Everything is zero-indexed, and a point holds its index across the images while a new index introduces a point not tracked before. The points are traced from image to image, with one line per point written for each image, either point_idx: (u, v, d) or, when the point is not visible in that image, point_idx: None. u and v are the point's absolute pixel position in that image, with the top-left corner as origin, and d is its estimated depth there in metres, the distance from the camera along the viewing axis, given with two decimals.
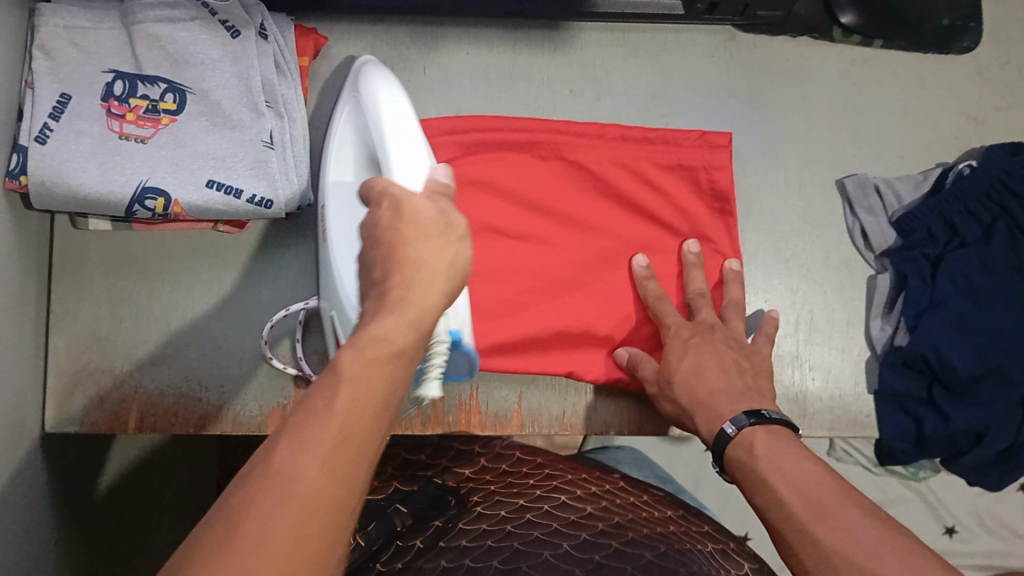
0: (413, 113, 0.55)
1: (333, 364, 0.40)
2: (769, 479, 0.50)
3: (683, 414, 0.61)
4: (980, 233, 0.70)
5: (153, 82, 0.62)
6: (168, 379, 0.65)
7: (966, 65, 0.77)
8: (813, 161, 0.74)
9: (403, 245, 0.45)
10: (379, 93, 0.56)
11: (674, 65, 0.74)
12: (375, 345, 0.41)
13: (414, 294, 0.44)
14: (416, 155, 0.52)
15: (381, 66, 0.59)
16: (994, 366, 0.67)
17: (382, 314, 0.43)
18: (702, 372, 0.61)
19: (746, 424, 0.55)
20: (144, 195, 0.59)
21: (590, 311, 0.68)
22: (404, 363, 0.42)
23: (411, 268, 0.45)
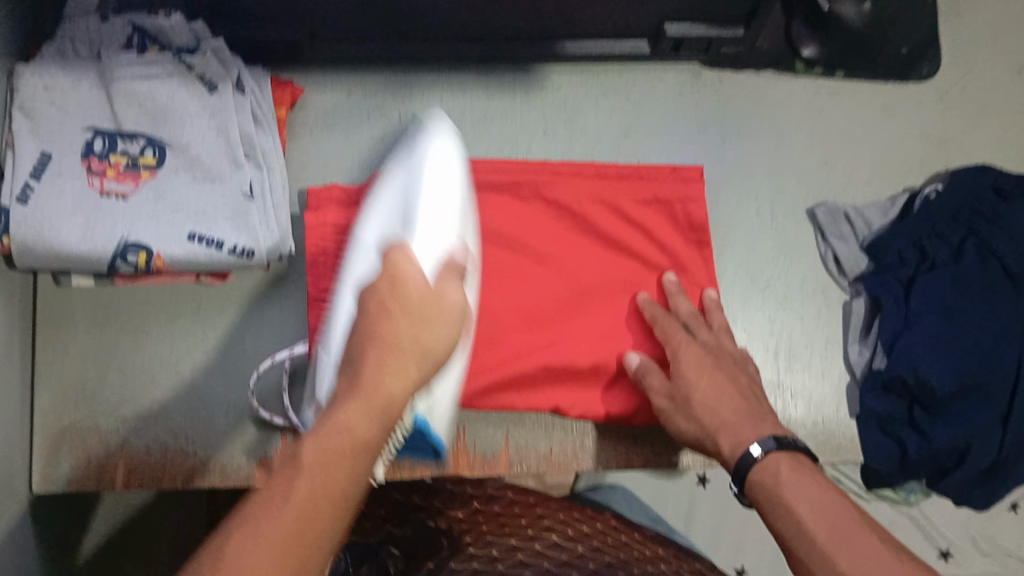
0: (456, 187, 0.63)
1: (296, 454, 0.44)
2: (794, 506, 0.51)
3: (702, 435, 0.60)
4: (950, 254, 0.72)
5: (133, 138, 0.62)
6: (154, 434, 0.64)
7: (928, 91, 0.80)
8: (785, 191, 0.76)
9: (393, 321, 0.51)
10: (433, 161, 0.64)
11: (644, 103, 0.76)
12: (331, 436, 0.44)
13: (385, 377, 0.48)
14: (441, 228, 0.60)
15: (442, 131, 0.67)
16: (971, 382, 0.67)
17: (347, 400, 0.47)
18: (722, 396, 0.61)
19: (772, 449, 0.54)
20: (126, 250, 0.60)
21: (576, 346, 0.69)
22: (360, 452, 0.45)
23: (391, 346, 0.50)
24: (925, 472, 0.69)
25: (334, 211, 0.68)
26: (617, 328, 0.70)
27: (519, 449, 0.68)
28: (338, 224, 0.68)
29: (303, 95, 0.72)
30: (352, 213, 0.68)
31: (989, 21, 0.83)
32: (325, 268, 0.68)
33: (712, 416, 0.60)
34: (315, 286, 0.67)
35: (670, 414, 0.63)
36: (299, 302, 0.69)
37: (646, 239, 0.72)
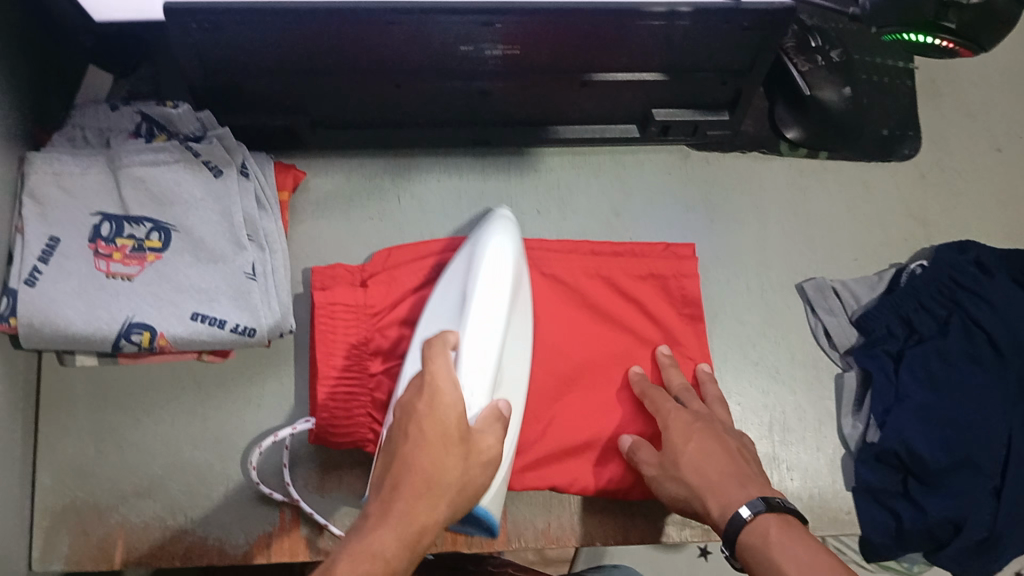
0: (503, 300, 0.60)
1: (330, 567, 0.46)
2: (785, 568, 0.51)
3: (690, 496, 0.60)
4: (936, 329, 0.74)
5: (139, 222, 0.65)
6: (153, 511, 0.65)
7: (909, 170, 0.82)
8: (774, 267, 0.78)
9: (439, 463, 0.51)
10: (483, 259, 0.62)
11: (635, 184, 0.78)
12: (363, 553, 0.47)
13: (417, 509, 0.49)
14: (490, 311, 0.59)
15: (502, 227, 0.65)
16: (962, 457, 0.68)
17: (381, 519, 0.49)
18: (709, 457, 0.61)
19: (761, 510, 0.55)
20: (130, 330, 0.62)
21: (571, 420, 0.70)
22: (390, 570, 0.47)
23: (427, 478, 0.50)
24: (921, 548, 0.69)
25: (338, 287, 0.68)
26: (609, 402, 0.71)
27: (517, 524, 0.68)
28: (348, 301, 0.68)
29: (305, 179, 0.74)
30: (361, 292, 0.69)
31: (964, 102, 0.86)
32: (338, 349, 0.67)
33: (700, 477, 0.60)
34: (324, 365, 0.66)
35: (660, 479, 0.62)
36: (300, 379, 0.70)
37: (639, 314, 0.74)
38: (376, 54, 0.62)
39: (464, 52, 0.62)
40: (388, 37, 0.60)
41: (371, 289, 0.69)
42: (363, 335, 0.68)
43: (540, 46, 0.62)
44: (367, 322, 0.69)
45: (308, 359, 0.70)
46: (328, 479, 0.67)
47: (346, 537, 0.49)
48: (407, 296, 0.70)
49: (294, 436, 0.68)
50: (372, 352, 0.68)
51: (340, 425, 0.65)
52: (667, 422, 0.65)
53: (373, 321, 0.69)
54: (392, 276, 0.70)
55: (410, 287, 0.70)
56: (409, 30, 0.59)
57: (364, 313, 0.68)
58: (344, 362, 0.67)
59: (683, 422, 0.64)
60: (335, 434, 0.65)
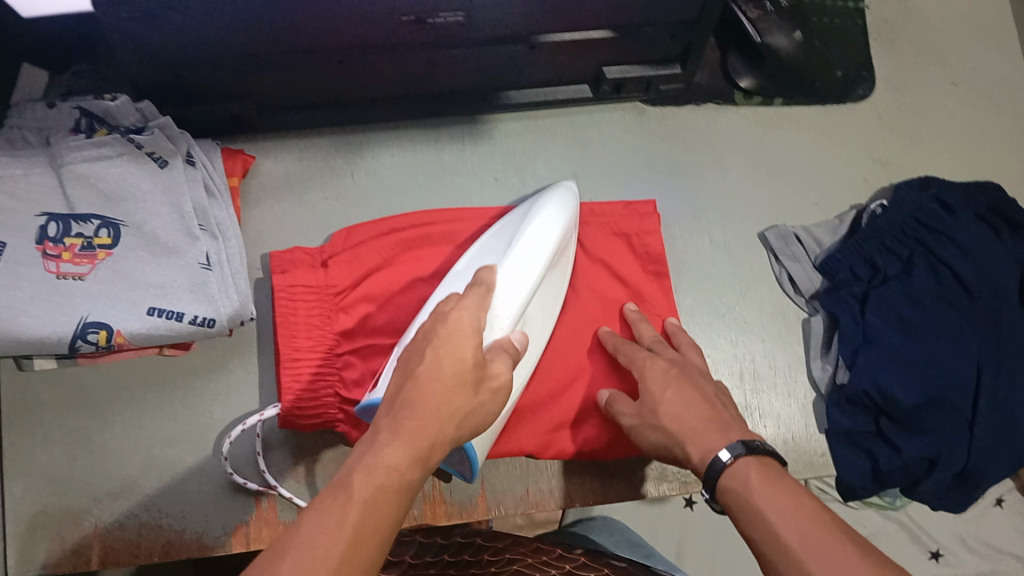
0: (547, 252, 0.61)
1: (345, 479, 0.41)
2: (762, 509, 0.50)
3: (670, 442, 0.59)
4: (901, 268, 0.74)
5: (87, 220, 0.63)
6: (127, 511, 0.64)
7: (865, 111, 0.82)
8: (736, 218, 0.77)
9: (454, 391, 0.47)
10: (538, 216, 0.63)
11: (592, 144, 0.77)
12: (376, 471, 0.42)
13: (434, 425, 0.45)
14: (530, 260, 0.60)
15: (561, 195, 0.65)
16: (934, 393, 0.68)
17: (392, 431, 0.44)
18: (684, 404, 0.60)
19: (740, 454, 0.54)
20: (86, 330, 0.60)
21: (544, 382, 0.69)
22: (404, 491, 0.42)
23: (442, 395, 0.46)
24: (899, 484, 0.69)
25: (298, 271, 0.67)
26: (580, 364, 0.70)
27: (495, 493, 0.68)
28: (308, 282, 0.66)
29: (256, 163, 0.73)
30: (321, 273, 0.67)
31: (916, 38, 0.85)
32: (302, 330, 0.65)
33: (678, 424, 0.59)
34: (288, 348, 0.65)
35: (641, 426, 0.62)
36: (265, 368, 0.69)
37: (607, 274, 0.73)
38: (316, 30, 0.60)
39: (408, 22, 0.61)
40: (328, 11, 0.58)
41: (331, 269, 0.67)
42: (325, 316, 0.67)
43: (484, 11, 0.61)
44: (330, 302, 0.67)
45: (271, 345, 0.69)
46: (303, 464, 0.66)
47: (351, 454, 0.44)
48: (369, 275, 0.69)
49: (265, 424, 0.67)
50: (337, 332, 0.67)
51: (307, 408, 0.64)
52: (643, 371, 0.64)
53: (336, 301, 0.67)
54: (352, 255, 0.69)
55: (371, 266, 0.69)
56: (349, 2, 0.58)
57: (326, 293, 0.67)
58: (310, 344, 0.65)
59: (660, 370, 0.63)
60: (301, 416, 0.64)
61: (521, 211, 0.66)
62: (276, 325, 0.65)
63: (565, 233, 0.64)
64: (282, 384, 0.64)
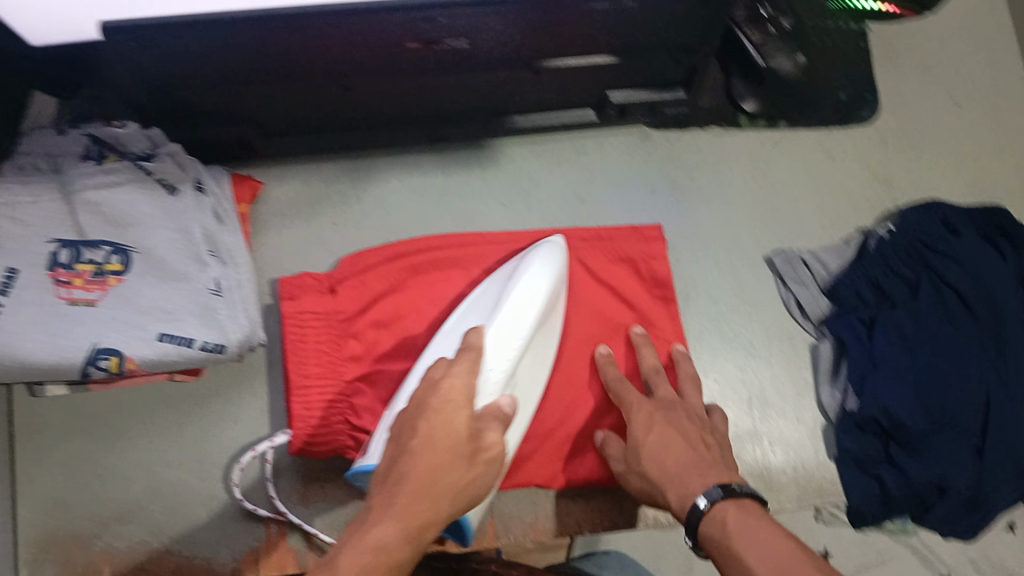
0: (533, 313, 0.60)
1: (332, 562, 0.44)
2: (741, 552, 0.50)
3: (654, 491, 0.60)
4: (907, 291, 0.74)
5: (98, 246, 0.63)
6: (135, 536, 0.64)
7: (869, 133, 0.82)
8: (741, 241, 0.78)
9: (448, 465, 0.48)
10: (524, 275, 0.63)
11: (597, 167, 0.78)
12: (359, 555, 0.44)
13: (424, 504, 0.46)
14: (515, 323, 0.59)
15: (548, 250, 0.65)
16: (940, 417, 0.68)
17: (382, 513, 0.46)
18: (666, 449, 0.60)
19: (718, 498, 0.54)
20: (98, 356, 0.60)
21: (549, 411, 0.70)
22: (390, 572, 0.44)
23: (434, 473, 0.47)
24: (907, 509, 0.69)
25: (307, 297, 0.67)
26: (585, 392, 0.70)
27: (504, 520, 0.68)
28: (315, 308, 0.67)
29: (263, 188, 0.73)
30: (329, 299, 0.68)
31: (920, 60, 0.86)
32: (313, 354, 0.66)
33: (660, 471, 0.59)
34: (298, 375, 0.65)
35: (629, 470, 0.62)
36: (273, 395, 0.69)
37: (612, 297, 0.73)
38: (322, 57, 0.61)
39: (414, 48, 0.61)
40: (333, 39, 0.59)
41: (339, 296, 0.68)
42: (333, 340, 0.67)
43: (489, 37, 0.62)
44: (338, 329, 0.68)
45: (280, 370, 0.70)
46: (311, 490, 0.67)
47: (343, 534, 0.46)
48: (376, 302, 0.69)
49: (275, 450, 0.67)
50: (346, 357, 0.67)
51: (318, 437, 0.65)
52: (631, 415, 0.64)
53: (344, 327, 0.68)
54: (361, 282, 0.69)
55: (378, 292, 0.70)
56: (354, 30, 0.58)
57: (333, 319, 0.67)
58: (318, 370, 0.66)
59: (646, 414, 0.63)
60: (312, 444, 0.65)
61: (510, 267, 0.66)
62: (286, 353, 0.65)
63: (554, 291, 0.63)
64: (291, 411, 0.64)
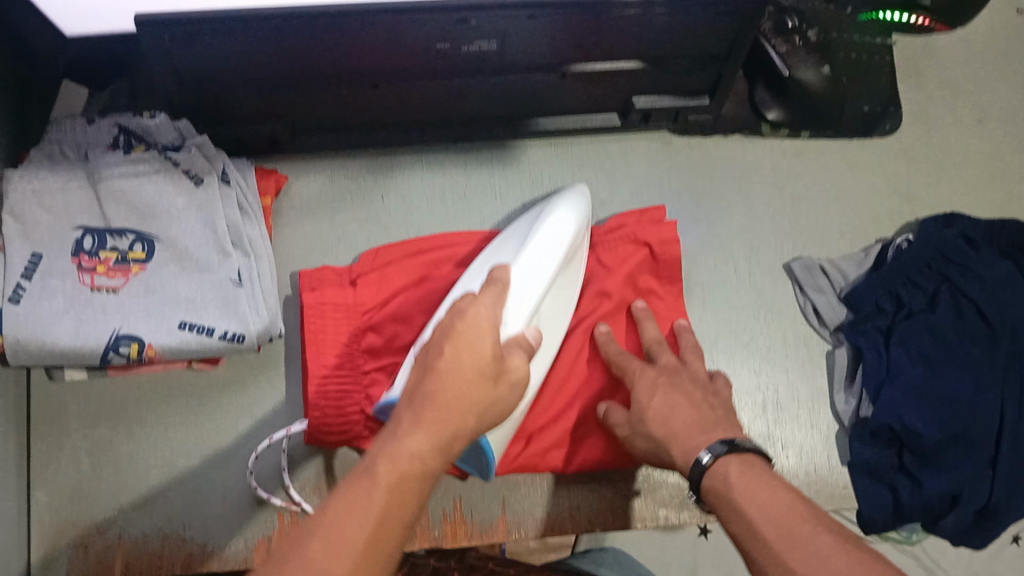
0: (559, 251, 0.62)
1: (367, 469, 0.44)
2: (742, 505, 0.51)
3: (657, 448, 0.60)
4: (925, 303, 0.74)
5: (123, 234, 0.64)
6: (151, 523, 0.65)
7: (893, 146, 0.82)
8: (761, 249, 0.78)
9: (472, 381, 0.48)
10: (550, 218, 0.64)
11: (619, 171, 0.78)
12: (396, 462, 0.44)
13: (453, 416, 0.47)
14: (543, 260, 0.61)
15: (570, 202, 0.67)
16: (957, 432, 0.68)
17: (414, 422, 0.46)
18: (673, 408, 0.61)
19: (721, 453, 0.54)
20: (118, 342, 0.61)
21: (552, 397, 0.70)
22: (425, 479, 0.45)
23: (459, 388, 0.48)
24: (920, 520, 0.70)
25: (325, 288, 0.67)
26: (591, 375, 0.71)
27: (516, 516, 0.68)
28: (336, 300, 0.67)
29: (287, 182, 0.74)
30: (349, 291, 0.68)
31: (944, 75, 0.86)
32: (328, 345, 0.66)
33: (664, 428, 0.60)
34: (316, 365, 0.66)
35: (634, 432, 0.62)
36: (290, 387, 0.70)
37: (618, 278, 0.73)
38: (351, 55, 0.61)
39: (443, 49, 0.62)
40: (363, 38, 0.59)
41: (359, 288, 0.68)
42: (352, 333, 0.68)
43: (518, 41, 0.62)
44: (356, 321, 0.68)
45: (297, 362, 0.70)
46: (327, 482, 0.67)
47: (375, 442, 0.47)
48: (396, 295, 0.69)
49: (291, 440, 0.68)
50: (363, 350, 0.68)
51: (334, 423, 0.65)
52: (634, 382, 0.64)
53: (364, 320, 0.68)
54: (383, 275, 0.70)
55: (398, 286, 0.70)
56: (383, 30, 0.59)
57: (353, 312, 0.68)
58: (334, 360, 0.66)
59: (650, 382, 0.63)
60: (327, 432, 0.65)
61: (531, 217, 0.67)
62: (305, 342, 0.66)
63: (576, 236, 0.65)
64: (308, 400, 0.65)
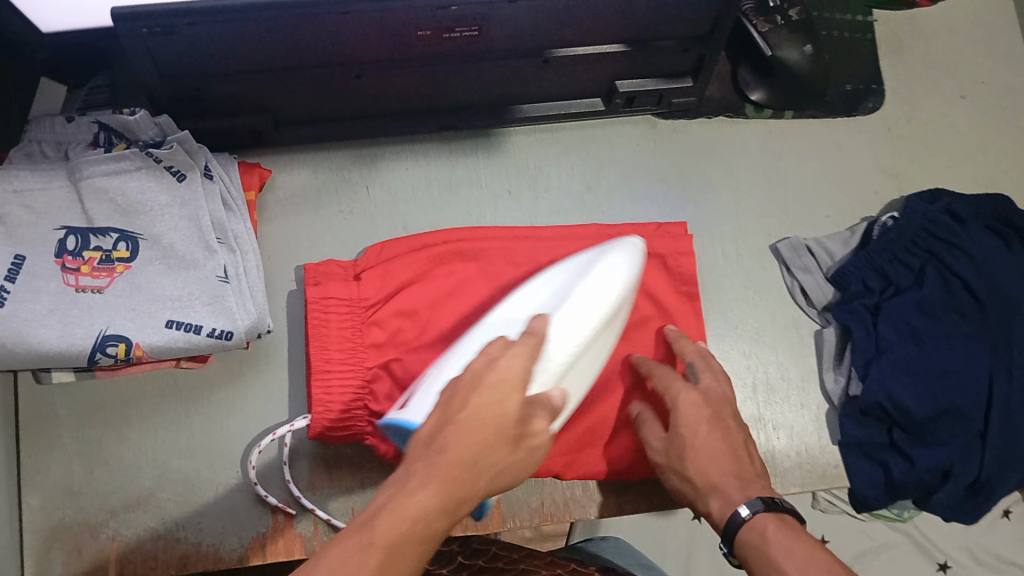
0: (597, 315, 0.61)
1: (370, 523, 0.43)
2: (779, 562, 0.53)
3: (694, 493, 0.62)
4: (912, 280, 0.74)
5: (106, 233, 0.64)
6: (145, 523, 0.64)
7: (876, 124, 0.83)
8: (748, 231, 0.78)
9: (493, 439, 0.47)
10: (596, 275, 0.63)
11: (605, 157, 0.78)
12: (396, 521, 0.43)
13: (464, 473, 0.45)
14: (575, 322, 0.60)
15: (625, 255, 0.65)
16: (946, 406, 0.69)
17: (423, 477, 0.44)
18: (715, 454, 0.62)
19: (760, 510, 0.57)
20: (105, 342, 0.61)
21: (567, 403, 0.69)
22: (425, 541, 0.43)
23: (478, 445, 0.46)
24: (911, 494, 0.70)
25: (330, 285, 0.67)
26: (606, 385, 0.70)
27: (511, 505, 0.68)
28: (339, 295, 0.67)
29: (271, 176, 0.73)
30: (354, 286, 0.68)
31: (926, 51, 0.86)
32: (329, 341, 0.66)
33: (703, 476, 0.61)
34: (319, 359, 0.65)
35: (675, 467, 0.63)
36: (280, 383, 0.69)
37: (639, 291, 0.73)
38: (332, 44, 0.61)
39: (425, 37, 0.61)
40: (343, 28, 0.59)
41: (363, 282, 0.68)
42: (356, 328, 0.67)
43: (500, 27, 0.62)
44: (361, 316, 0.68)
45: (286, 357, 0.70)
46: (321, 477, 0.67)
47: (380, 491, 0.45)
48: (403, 289, 0.69)
49: (293, 435, 0.68)
50: (368, 344, 0.67)
51: (337, 420, 0.65)
52: (676, 404, 0.65)
53: (368, 314, 0.68)
54: (387, 269, 0.69)
55: (402, 281, 0.70)
56: (365, 18, 0.58)
57: (357, 306, 0.68)
58: (338, 356, 0.66)
59: (694, 410, 0.64)
60: (330, 429, 0.65)
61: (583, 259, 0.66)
62: (308, 338, 0.66)
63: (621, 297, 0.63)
64: (313, 395, 0.64)
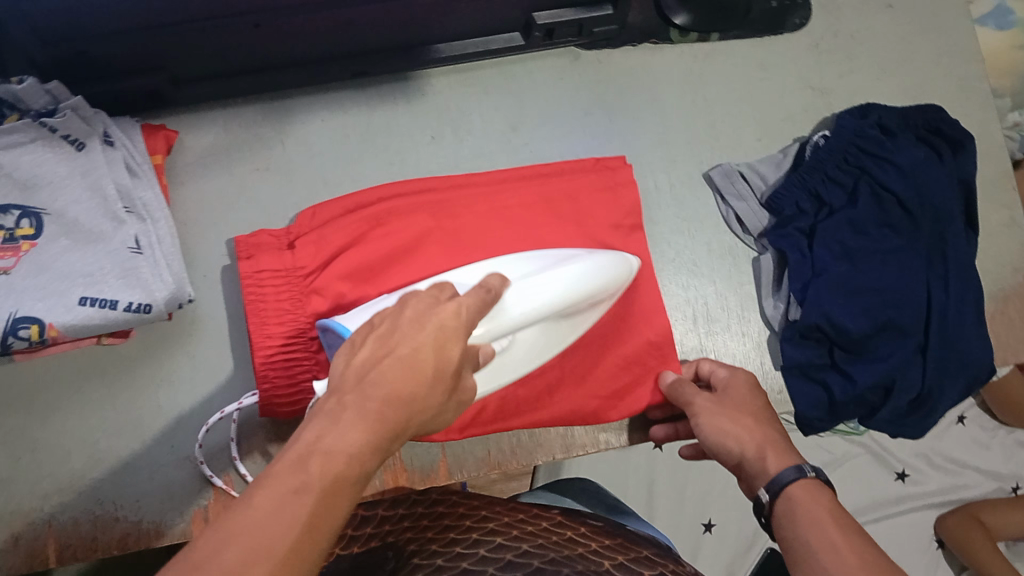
0: (547, 302, 0.56)
1: (301, 459, 0.36)
2: (822, 523, 0.51)
3: (731, 444, 0.59)
4: (846, 198, 0.73)
5: (6, 211, 0.60)
6: (81, 507, 0.62)
7: (802, 41, 0.81)
8: (679, 160, 0.76)
9: (432, 381, 0.41)
10: (565, 268, 0.59)
11: (527, 95, 0.75)
12: (331, 463, 0.36)
13: (403, 411, 0.39)
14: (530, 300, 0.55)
15: (608, 267, 0.61)
16: (885, 321, 0.69)
17: (358, 413, 0.38)
18: (748, 424, 0.60)
19: (804, 476, 0.55)
20: (16, 326, 0.58)
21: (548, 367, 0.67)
22: (357, 483, 0.37)
23: (415, 388, 0.40)
24: (854, 413, 0.70)
25: (261, 258, 0.63)
26: None
27: (456, 457, 0.67)
28: (275, 266, 0.63)
29: (179, 137, 0.70)
30: (287, 255, 0.63)
31: None
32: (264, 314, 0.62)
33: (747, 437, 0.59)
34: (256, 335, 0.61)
35: (708, 416, 0.61)
36: (206, 351, 0.67)
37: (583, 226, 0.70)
38: None
39: None
40: None
41: (297, 250, 0.63)
42: (295, 299, 0.63)
43: None
44: (299, 285, 0.64)
45: (209, 326, 0.67)
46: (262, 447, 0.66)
47: (305, 424, 0.37)
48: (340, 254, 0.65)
49: (243, 410, 0.66)
50: (308, 315, 0.63)
51: (282, 392, 0.62)
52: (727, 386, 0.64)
53: (307, 283, 0.64)
54: (320, 235, 0.65)
55: (340, 244, 0.65)
56: None
57: (294, 276, 0.63)
58: (280, 331, 0.62)
59: (744, 386, 0.64)
60: (278, 399, 0.62)
61: (562, 258, 0.62)
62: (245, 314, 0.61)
63: (579, 301, 0.59)
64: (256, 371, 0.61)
